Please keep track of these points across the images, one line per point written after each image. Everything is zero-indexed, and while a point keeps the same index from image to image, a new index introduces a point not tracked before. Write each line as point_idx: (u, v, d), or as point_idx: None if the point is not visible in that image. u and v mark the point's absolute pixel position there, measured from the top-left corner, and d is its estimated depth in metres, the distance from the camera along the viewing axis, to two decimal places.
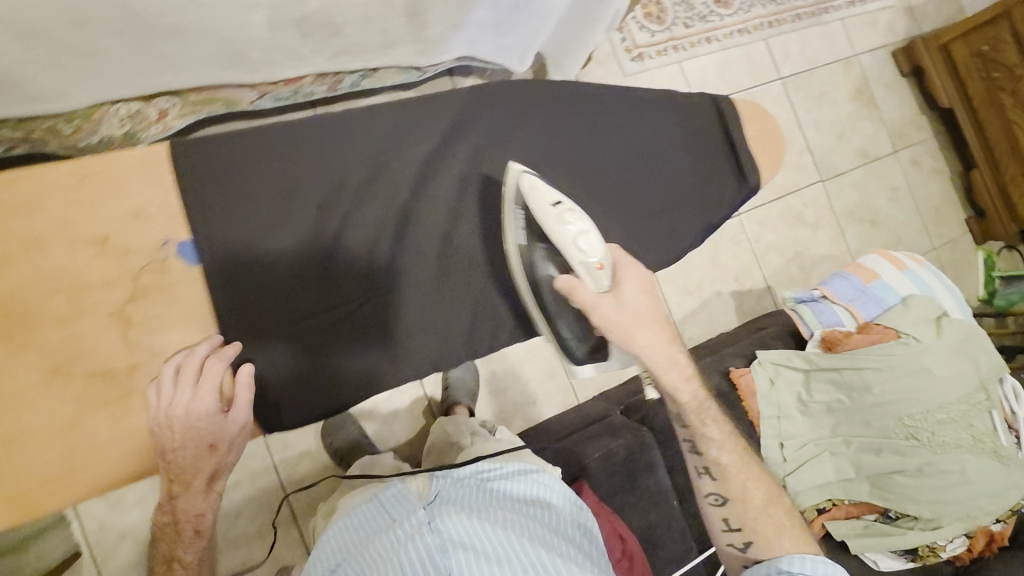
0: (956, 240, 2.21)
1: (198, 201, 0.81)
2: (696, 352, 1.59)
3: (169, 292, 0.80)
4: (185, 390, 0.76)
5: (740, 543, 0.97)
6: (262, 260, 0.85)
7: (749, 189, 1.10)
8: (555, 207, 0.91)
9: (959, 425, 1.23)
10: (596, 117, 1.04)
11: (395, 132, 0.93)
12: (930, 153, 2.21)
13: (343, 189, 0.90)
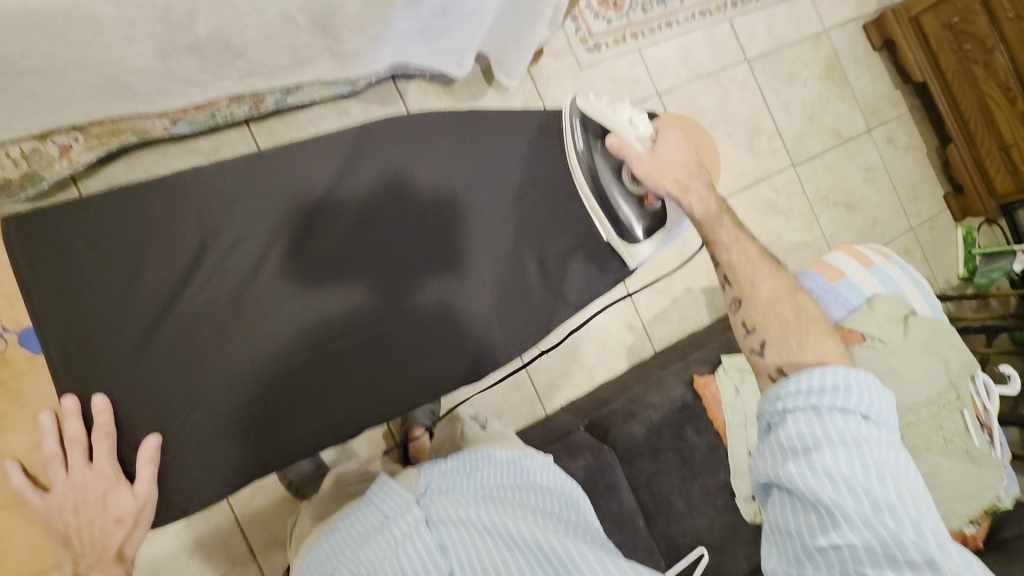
0: (936, 217, 2.15)
1: (37, 282, 0.70)
2: (665, 356, 1.54)
3: (12, 387, 0.71)
4: (74, 467, 0.68)
5: (758, 345, 0.81)
6: (118, 340, 0.73)
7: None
8: (610, 104, 0.92)
9: (931, 426, 1.18)
10: (501, 148, 0.96)
11: (269, 183, 0.81)
12: (906, 129, 2.13)
13: (221, 244, 0.78)
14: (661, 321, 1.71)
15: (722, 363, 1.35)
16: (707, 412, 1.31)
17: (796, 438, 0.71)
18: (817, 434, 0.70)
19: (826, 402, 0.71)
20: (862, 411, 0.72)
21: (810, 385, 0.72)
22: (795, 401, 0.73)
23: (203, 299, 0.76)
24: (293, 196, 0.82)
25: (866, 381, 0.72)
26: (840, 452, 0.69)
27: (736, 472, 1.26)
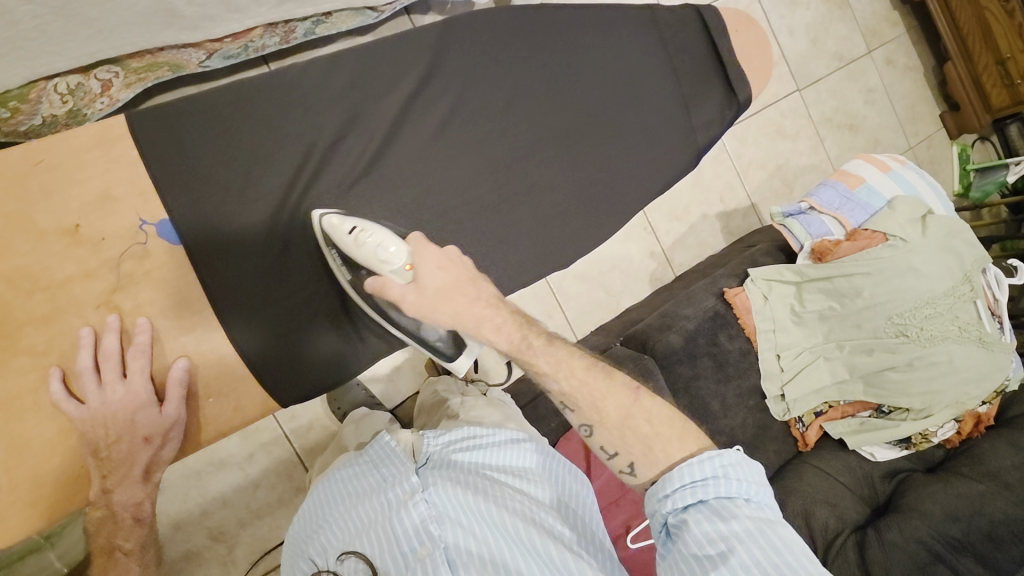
0: (932, 136, 2.22)
1: (166, 173, 0.77)
2: (690, 276, 1.61)
3: (155, 277, 0.77)
4: (112, 385, 0.72)
5: (627, 465, 0.77)
6: (236, 234, 0.80)
7: (738, 104, 1.07)
8: (351, 232, 0.80)
9: (948, 317, 1.28)
10: (575, 41, 1.00)
11: (361, 82, 0.86)
12: (904, 50, 2.17)
13: (320, 148, 0.84)
14: (680, 247, 1.76)
15: (749, 275, 1.39)
16: (738, 320, 1.37)
17: (707, 543, 0.65)
18: (722, 532, 0.66)
19: (710, 491, 0.69)
20: (745, 495, 0.70)
21: (693, 477, 0.70)
22: (682, 497, 0.70)
23: (304, 203, 0.84)
24: (382, 102, 0.88)
25: (733, 467, 0.70)
26: (752, 546, 0.64)
27: (766, 376, 1.35)
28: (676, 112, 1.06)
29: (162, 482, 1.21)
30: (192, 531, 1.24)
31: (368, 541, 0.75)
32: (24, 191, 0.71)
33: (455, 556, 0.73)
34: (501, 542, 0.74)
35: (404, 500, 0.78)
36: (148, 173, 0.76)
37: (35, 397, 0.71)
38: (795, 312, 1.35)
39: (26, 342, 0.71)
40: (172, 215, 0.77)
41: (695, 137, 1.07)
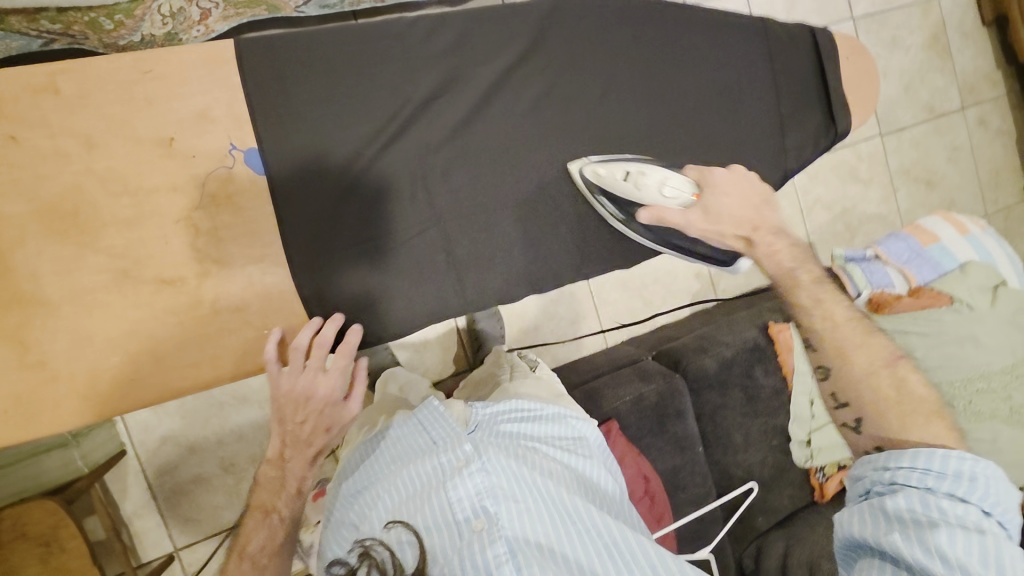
0: (1012, 207, 2.11)
1: (265, 105, 0.78)
2: (733, 305, 1.57)
3: (236, 204, 0.78)
4: (314, 372, 0.80)
5: (852, 420, 0.89)
6: (317, 174, 0.80)
7: (837, 133, 1.04)
8: (626, 176, 0.88)
9: (1000, 396, 1.20)
10: (682, 44, 0.98)
11: (465, 47, 0.86)
12: (999, 113, 2.07)
13: (412, 104, 0.84)
14: (728, 273, 1.72)
15: (797, 313, 1.36)
16: (778, 357, 1.33)
17: (907, 517, 0.74)
18: (975, 524, 0.73)
19: (941, 484, 0.76)
20: (986, 505, 0.74)
21: (930, 465, 0.77)
22: (909, 476, 0.78)
23: (387, 155, 0.83)
24: (481, 68, 0.87)
25: (975, 471, 0.76)
26: (956, 533, 0.71)
27: (795, 420, 1.32)
28: (772, 131, 1.02)
29: (189, 404, 1.26)
30: (206, 459, 1.28)
31: (423, 508, 0.76)
32: (128, 97, 0.73)
33: (510, 529, 0.74)
34: (553, 519, 0.75)
35: (455, 468, 0.79)
36: (245, 102, 0.77)
37: (102, 296, 0.73)
38: None
39: (104, 242, 0.73)
40: (262, 145, 0.78)
41: (785, 159, 1.04)
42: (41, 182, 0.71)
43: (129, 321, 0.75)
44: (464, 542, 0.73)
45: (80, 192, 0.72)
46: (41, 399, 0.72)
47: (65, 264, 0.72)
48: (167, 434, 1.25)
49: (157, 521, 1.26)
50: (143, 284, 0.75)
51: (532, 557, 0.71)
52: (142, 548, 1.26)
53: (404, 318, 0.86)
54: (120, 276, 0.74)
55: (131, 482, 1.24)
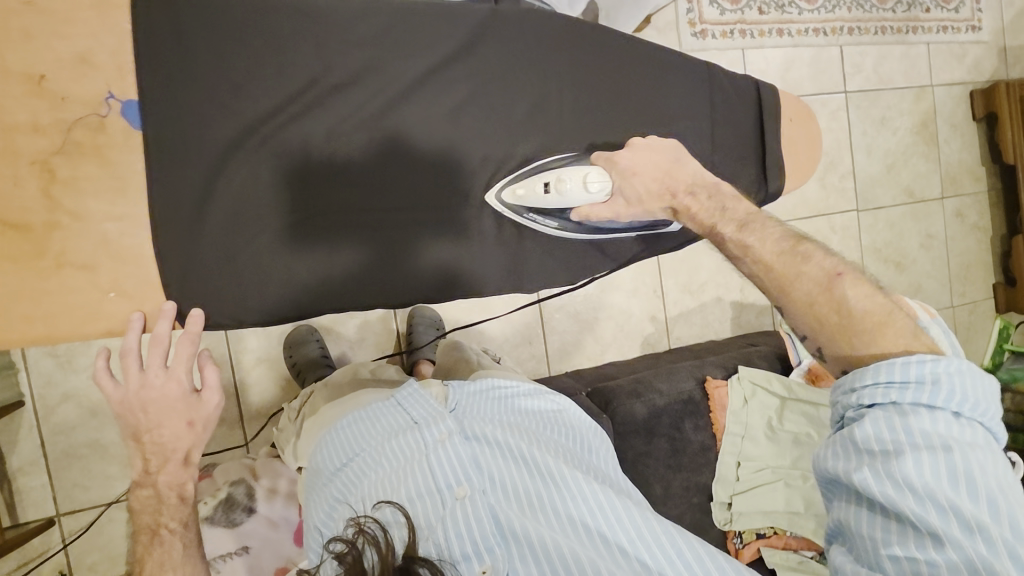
0: (978, 303, 2.11)
1: (146, 62, 0.69)
2: (679, 354, 1.55)
3: (103, 154, 0.69)
4: (154, 372, 0.70)
5: (815, 349, 0.73)
6: (192, 143, 0.72)
7: (769, 194, 0.95)
8: (547, 187, 0.82)
9: None
10: (623, 81, 0.88)
11: (378, 36, 0.77)
12: (978, 208, 2.08)
13: (303, 85, 0.75)
14: (684, 321, 1.70)
15: (737, 372, 1.34)
16: (710, 414, 1.30)
17: (874, 441, 0.63)
18: (948, 437, 0.61)
19: (909, 396, 0.63)
20: (953, 407, 0.62)
21: (891, 378, 0.63)
22: (872, 396, 0.65)
23: (275, 138, 0.75)
24: (393, 62, 0.78)
25: (938, 373, 0.63)
26: (924, 458, 0.60)
27: (719, 480, 1.29)
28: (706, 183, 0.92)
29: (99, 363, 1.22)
30: (107, 424, 1.23)
31: (409, 482, 0.79)
32: None
33: (493, 497, 0.77)
34: (534, 483, 0.79)
35: (438, 441, 0.82)
36: (133, 51, 0.69)
37: None
38: (770, 426, 1.31)
39: None
40: (142, 99, 0.69)
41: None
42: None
43: None
44: (448, 510, 0.76)
45: None
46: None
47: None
48: (71, 391, 1.21)
49: (44, 480, 1.21)
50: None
51: (514, 515, 0.75)
52: (23, 506, 1.20)
53: (264, 318, 0.78)
54: None
55: (23, 435, 1.20)
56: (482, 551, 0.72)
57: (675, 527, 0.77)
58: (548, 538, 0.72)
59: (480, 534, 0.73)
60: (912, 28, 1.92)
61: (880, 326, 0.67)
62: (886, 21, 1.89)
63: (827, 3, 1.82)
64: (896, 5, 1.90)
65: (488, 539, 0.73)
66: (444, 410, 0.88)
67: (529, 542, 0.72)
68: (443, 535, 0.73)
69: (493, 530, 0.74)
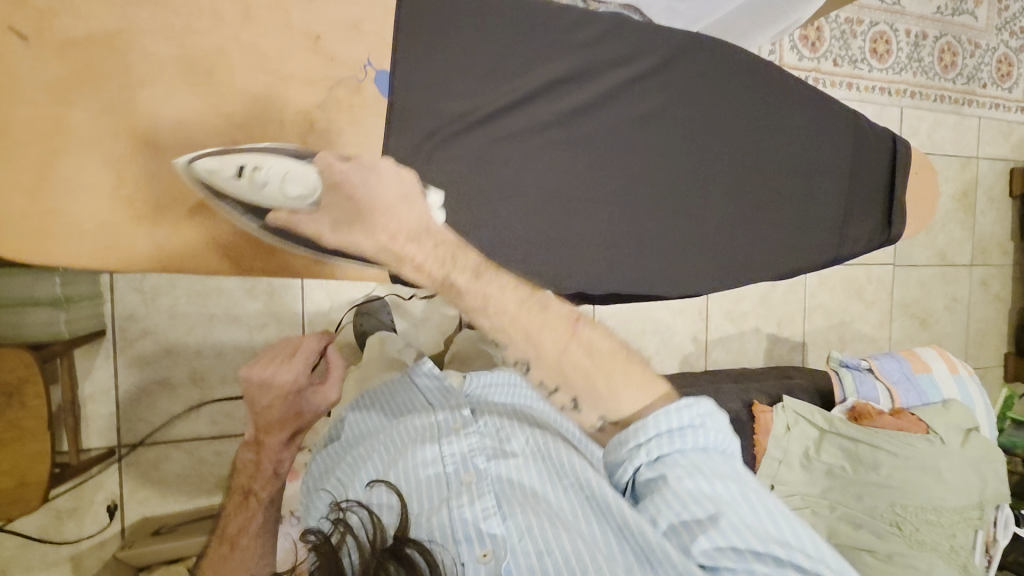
0: (987, 369, 2.22)
1: (406, 36, 0.75)
2: (719, 376, 1.62)
3: (356, 115, 0.74)
4: (288, 360, 0.90)
5: (569, 402, 0.63)
6: (432, 115, 0.77)
7: (891, 237, 1.06)
8: (239, 171, 0.65)
9: (946, 531, 1.27)
10: (783, 122, 0.97)
11: (597, 44, 0.85)
12: (1001, 279, 2.19)
13: (538, 81, 0.82)
14: (722, 345, 1.77)
15: (781, 401, 1.39)
16: (754, 436, 1.36)
17: (691, 506, 0.58)
18: (736, 481, 0.59)
19: (688, 441, 0.60)
20: (719, 446, 0.62)
21: (665, 426, 0.60)
22: (660, 451, 0.60)
23: (496, 123, 0.81)
24: (600, 70, 0.86)
25: (678, 415, 0.60)
26: (739, 508, 0.58)
27: None
28: (834, 221, 1.02)
29: (183, 303, 1.24)
30: (179, 363, 1.26)
31: (409, 466, 0.78)
32: None
33: (497, 480, 0.74)
34: (539, 474, 0.75)
35: (448, 430, 0.81)
36: (395, 25, 0.74)
37: None
38: (806, 455, 1.34)
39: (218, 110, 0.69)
40: (396, 70, 0.75)
41: (840, 244, 1.03)
42: (191, 36, 0.65)
43: None
44: (452, 492, 0.73)
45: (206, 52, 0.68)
46: (121, 238, 0.66)
47: (188, 117, 0.67)
48: (150, 327, 1.23)
49: (111, 411, 1.22)
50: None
51: (516, 501, 0.71)
52: (87, 434, 1.21)
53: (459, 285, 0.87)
54: None
55: (98, 364, 1.20)
56: (483, 534, 0.68)
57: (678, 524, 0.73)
58: (548, 526, 0.68)
59: (481, 518, 0.69)
60: (967, 102, 2.03)
61: (613, 374, 0.63)
62: (946, 91, 1.99)
63: (896, 65, 1.91)
64: (957, 77, 2.01)
65: (488, 523, 0.69)
66: (458, 398, 0.88)
67: (529, 527, 0.68)
68: (443, 518, 0.71)
69: (494, 512, 0.70)
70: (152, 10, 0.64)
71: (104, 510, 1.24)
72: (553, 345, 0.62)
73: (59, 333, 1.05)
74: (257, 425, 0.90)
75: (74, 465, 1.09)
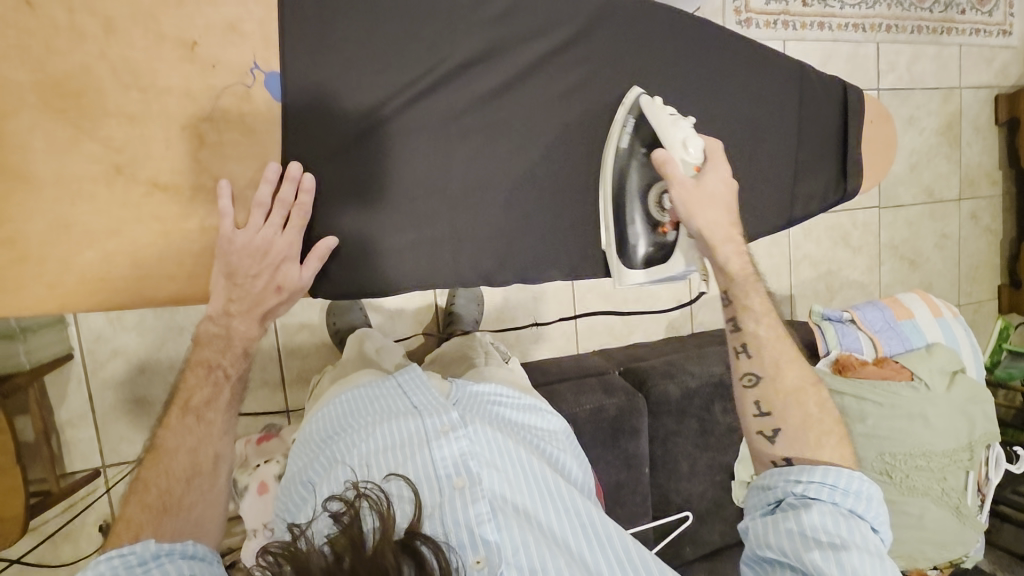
0: (983, 303, 2.19)
1: (293, 31, 0.73)
2: (704, 338, 1.60)
3: (248, 124, 0.73)
4: (271, 229, 0.73)
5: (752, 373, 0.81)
6: (332, 112, 0.75)
7: (845, 191, 1.01)
8: (673, 115, 0.83)
9: (936, 475, 1.27)
10: (723, 77, 0.92)
11: (507, 18, 0.81)
12: (992, 211, 2.14)
13: (447, 68, 0.79)
14: (707, 307, 1.74)
15: None
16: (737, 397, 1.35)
17: (828, 532, 0.68)
18: (863, 535, 0.69)
19: (849, 501, 0.72)
20: (875, 526, 0.73)
21: (838, 483, 0.72)
22: (822, 488, 0.72)
23: (403, 114, 0.78)
24: (512, 45, 0.82)
25: (873, 489, 0.73)
26: (864, 553, 0.67)
27: (740, 460, 1.33)
28: (785, 180, 0.98)
29: (146, 320, 1.22)
30: (155, 380, 1.25)
31: (402, 466, 0.76)
32: None
33: (491, 491, 0.73)
34: (531, 489, 0.75)
35: (440, 431, 0.79)
36: (278, 22, 0.72)
37: (91, 188, 0.70)
38: None
39: (107, 133, 0.69)
40: (285, 71, 0.73)
41: (793, 206, 0.99)
42: (50, 57, 0.66)
43: (113, 223, 0.71)
44: (447, 498, 0.72)
45: (83, 74, 0.67)
46: (6, 280, 0.68)
47: (60, 145, 0.68)
48: (119, 348, 1.21)
49: (92, 433, 1.22)
50: (135, 184, 0.71)
51: (510, 518, 0.71)
52: (70, 458, 1.21)
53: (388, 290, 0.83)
54: (113, 172, 0.70)
55: (72, 387, 1.19)
56: (478, 541, 0.68)
57: (654, 558, 0.73)
58: (537, 549, 0.68)
59: (476, 523, 0.69)
60: (946, 30, 1.94)
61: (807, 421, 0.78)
62: (923, 21, 1.91)
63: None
64: (934, 5, 1.92)
65: (483, 530, 0.69)
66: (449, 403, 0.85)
67: (524, 542, 0.68)
68: (437, 524, 0.70)
69: (489, 522, 0.69)
70: (4, 31, 0.64)
71: (98, 531, 1.25)
72: (795, 378, 0.80)
73: (21, 365, 1.07)
74: (222, 316, 0.75)
75: (54, 492, 1.10)
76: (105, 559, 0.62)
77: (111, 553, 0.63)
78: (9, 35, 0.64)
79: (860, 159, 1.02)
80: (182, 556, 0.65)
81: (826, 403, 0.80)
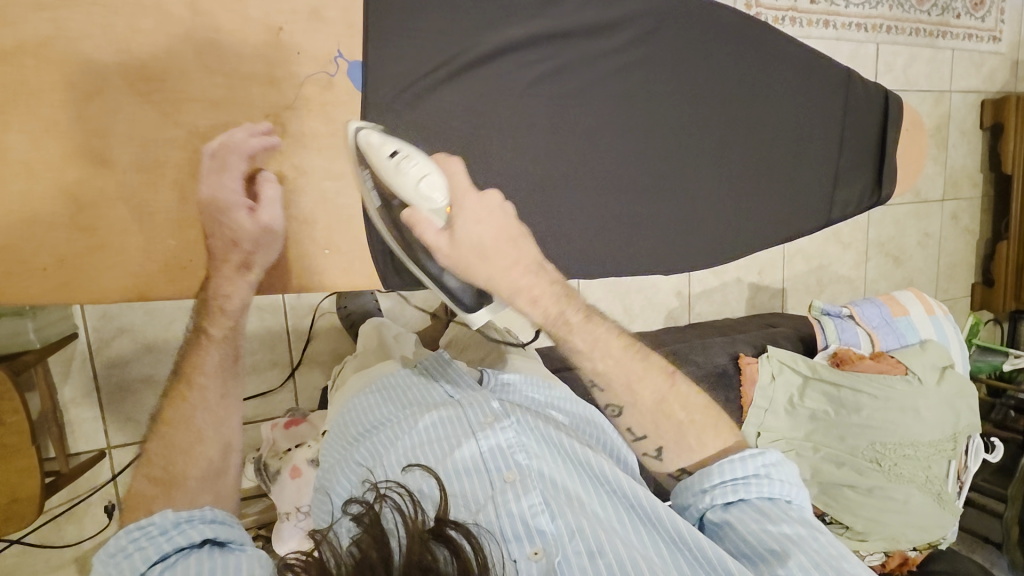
0: (957, 299, 2.31)
1: (377, 25, 0.76)
2: (704, 328, 1.65)
3: (329, 114, 0.76)
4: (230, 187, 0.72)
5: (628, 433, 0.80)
6: (413, 103, 0.79)
7: (880, 198, 1.10)
8: (394, 156, 0.70)
9: (922, 463, 1.35)
10: (774, 85, 0.99)
11: (572, 15, 0.85)
12: (971, 212, 2.23)
13: (519, 65, 0.83)
14: (706, 298, 1.79)
15: (767, 351, 1.42)
16: (739, 386, 1.38)
17: (760, 542, 0.65)
18: (778, 532, 0.66)
19: (753, 491, 0.71)
20: (786, 496, 0.72)
21: (731, 476, 0.72)
22: (723, 494, 0.71)
23: (470, 107, 0.81)
24: (571, 41, 0.85)
25: (768, 465, 0.72)
26: (800, 549, 0.64)
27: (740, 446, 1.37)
28: (827, 183, 1.06)
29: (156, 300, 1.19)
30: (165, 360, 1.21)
31: (440, 462, 0.75)
32: None
33: (540, 482, 0.73)
34: (580, 478, 0.75)
35: (483, 423, 0.79)
36: (362, 13, 0.75)
37: (174, 175, 0.72)
38: (791, 402, 1.38)
39: (188, 118, 0.71)
40: (367, 61, 0.76)
41: (831, 210, 1.07)
42: (139, 38, 0.68)
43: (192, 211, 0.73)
44: (495, 491, 0.72)
45: (173, 61, 0.70)
46: (83, 268, 0.70)
47: (143, 129, 0.70)
48: (126, 326, 1.15)
49: (96, 413, 1.15)
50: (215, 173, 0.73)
51: (563, 507, 0.71)
52: (75, 439, 1.15)
53: None
54: (195, 159, 0.72)
55: (74, 369, 1.12)
56: (533, 533, 0.68)
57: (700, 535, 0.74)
58: (598, 533, 0.68)
59: (531, 515, 0.69)
60: (942, 33, 1.99)
61: (701, 431, 0.77)
62: (921, 24, 1.96)
63: None
64: (931, 8, 1.96)
65: (538, 521, 0.69)
66: (487, 394, 0.85)
67: (581, 528, 0.68)
68: (488, 518, 0.70)
69: (544, 513, 0.70)
70: (95, 11, 0.67)
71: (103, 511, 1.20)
72: (652, 396, 0.77)
73: (31, 344, 1.00)
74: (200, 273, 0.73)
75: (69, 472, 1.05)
76: (128, 532, 0.60)
77: (131, 526, 0.60)
78: (96, 14, 0.67)
79: (895, 168, 1.10)
80: (203, 521, 0.61)
81: (689, 403, 0.78)
